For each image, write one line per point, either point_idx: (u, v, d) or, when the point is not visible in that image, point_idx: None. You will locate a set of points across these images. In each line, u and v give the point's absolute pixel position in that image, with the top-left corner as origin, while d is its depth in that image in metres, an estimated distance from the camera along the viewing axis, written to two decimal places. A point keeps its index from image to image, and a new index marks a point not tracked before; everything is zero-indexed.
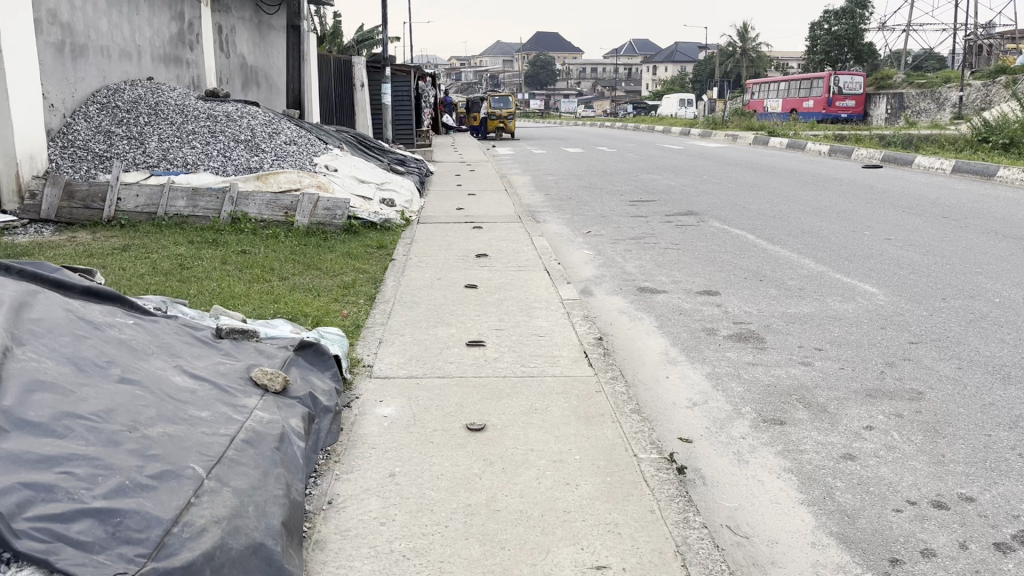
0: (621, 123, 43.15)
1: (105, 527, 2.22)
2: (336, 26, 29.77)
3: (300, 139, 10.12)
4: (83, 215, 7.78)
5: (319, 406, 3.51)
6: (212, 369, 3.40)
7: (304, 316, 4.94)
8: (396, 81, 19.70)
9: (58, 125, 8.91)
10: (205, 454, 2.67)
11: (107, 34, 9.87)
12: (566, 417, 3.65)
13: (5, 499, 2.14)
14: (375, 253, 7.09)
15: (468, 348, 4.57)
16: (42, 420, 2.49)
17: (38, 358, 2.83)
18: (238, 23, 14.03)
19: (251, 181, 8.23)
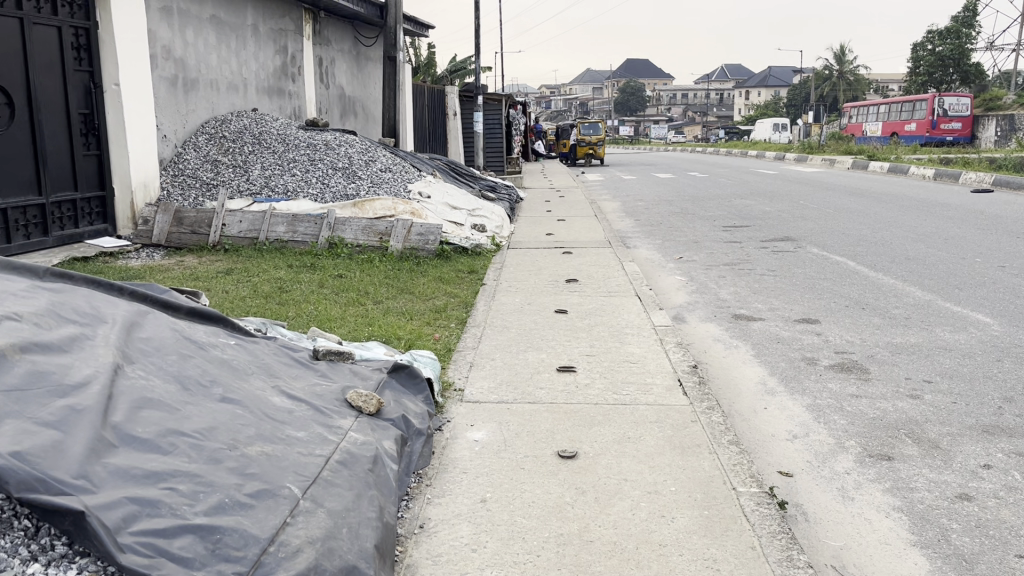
0: (711, 149, 42.56)
1: (204, 543, 2.26)
2: (430, 57, 30.46)
3: (394, 167, 10.33)
4: (190, 240, 8.12)
5: (412, 429, 3.52)
6: (309, 390, 3.45)
7: (397, 339, 4.99)
8: (488, 109, 19.97)
9: (169, 155, 9.36)
10: (301, 475, 2.70)
11: (217, 68, 10.34)
12: (660, 446, 3.56)
13: (111, 513, 2.20)
14: (466, 277, 7.14)
15: (559, 373, 4.53)
16: (149, 436, 2.57)
17: (147, 376, 2.94)
18: (338, 55, 14.51)
19: (348, 207, 8.43)
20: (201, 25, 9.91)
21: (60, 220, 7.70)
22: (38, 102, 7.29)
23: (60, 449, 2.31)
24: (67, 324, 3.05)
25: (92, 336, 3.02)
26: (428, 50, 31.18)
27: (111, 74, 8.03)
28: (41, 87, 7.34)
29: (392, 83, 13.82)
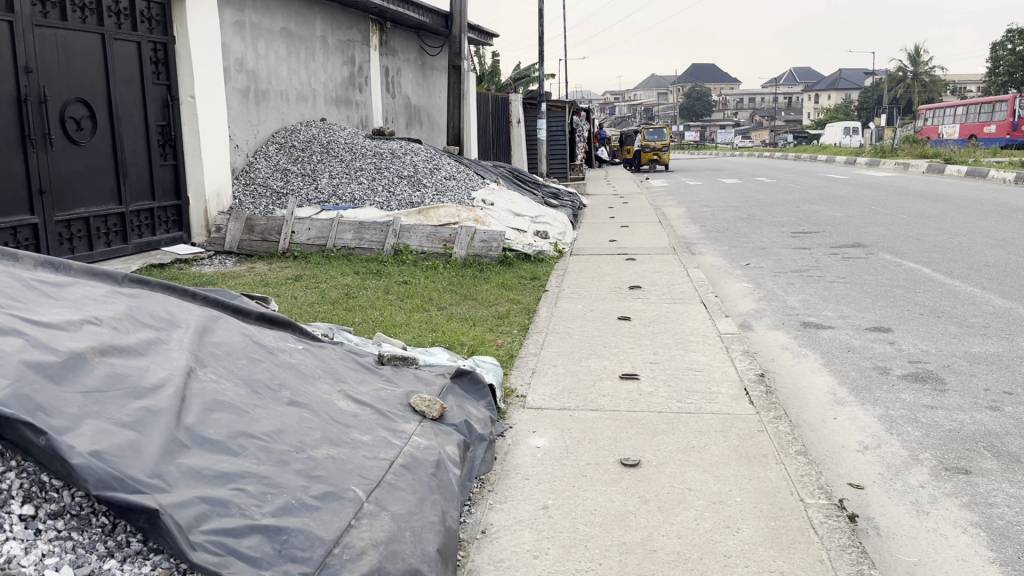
0: (779, 154, 41.78)
1: (272, 544, 2.31)
2: (494, 65, 30.66)
3: (459, 175, 10.43)
4: (260, 247, 8.33)
5: (475, 434, 3.54)
6: (374, 395, 3.50)
7: (460, 345, 5.03)
8: (551, 116, 19.99)
9: (241, 164, 9.62)
10: (365, 478, 2.74)
11: (287, 80, 10.60)
12: (725, 456, 3.50)
13: (184, 512, 2.26)
14: (528, 284, 7.16)
15: (621, 381, 4.50)
16: (219, 438, 2.64)
17: (218, 379, 3.02)
18: (404, 65, 14.73)
19: (412, 215, 8.54)
20: (273, 38, 10.17)
21: (139, 228, 7.99)
22: (118, 115, 7.58)
23: (136, 449, 2.39)
24: (143, 328, 3.16)
25: (167, 340, 3.13)
26: (492, 58, 31.39)
27: (187, 87, 8.30)
28: (122, 100, 7.62)
29: (456, 91, 13.95)
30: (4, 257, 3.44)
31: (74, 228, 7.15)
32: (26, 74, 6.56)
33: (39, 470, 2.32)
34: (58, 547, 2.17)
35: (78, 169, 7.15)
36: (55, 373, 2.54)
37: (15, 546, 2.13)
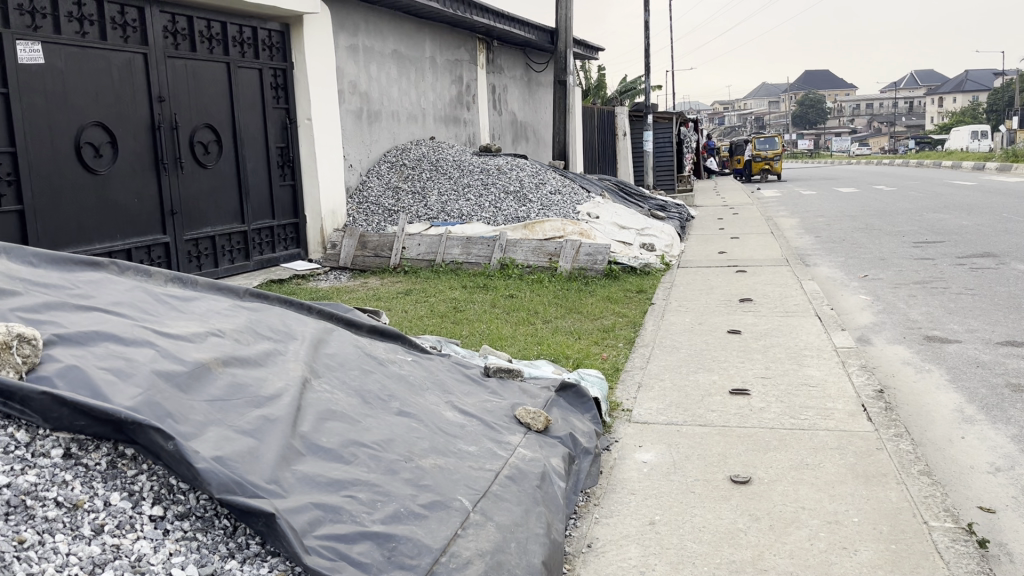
0: (901, 161, 39.95)
1: (381, 550, 2.36)
2: (600, 79, 30.64)
3: (564, 189, 10.47)
4: (373, 263, 8.57)
5: (579, 447, 3.53)
6: (480, 407, 3.55)
7: (565, 358, 5.03)
8: (658, 128, 19.80)
9: (355, 183, 9.95)
10: (472, 488, 2.78)
11: (398, 100, 10.91)
12: (842, 475, 3.36)
13: (299, 517, 2.35)
14: (635, 297, 7.10)
15: (731, 396, 4.39)
16: (332, 446, 2.73)
17: (331, 389, 3.13)
18: (510, 82, 14.92)
19: (518, 229, 8.61)
20: (384, 60, 10.50)
21: (260, 246, 8.37)
22: (241, 139, 7.98)
23: (255, 455, 2.51)
24: (262, 340, 3.31)
25: (284, 351, 3.27)
26: (598, 73, 31.41)
27: (304, 110, 8.67)
28: (245, 125, 8.03)
29: (562, 106, 14.02)
30: (138, 273, 3.68)
31: (201, 246, 7.56)
32: (159, 103, 7.00)
33: (167, 473, 2.44)
34: (184, 547, 2.27)
35: (205, 190, 7.57)
36: (182, 382, 2.70)
37: (145, 544, 2.23)
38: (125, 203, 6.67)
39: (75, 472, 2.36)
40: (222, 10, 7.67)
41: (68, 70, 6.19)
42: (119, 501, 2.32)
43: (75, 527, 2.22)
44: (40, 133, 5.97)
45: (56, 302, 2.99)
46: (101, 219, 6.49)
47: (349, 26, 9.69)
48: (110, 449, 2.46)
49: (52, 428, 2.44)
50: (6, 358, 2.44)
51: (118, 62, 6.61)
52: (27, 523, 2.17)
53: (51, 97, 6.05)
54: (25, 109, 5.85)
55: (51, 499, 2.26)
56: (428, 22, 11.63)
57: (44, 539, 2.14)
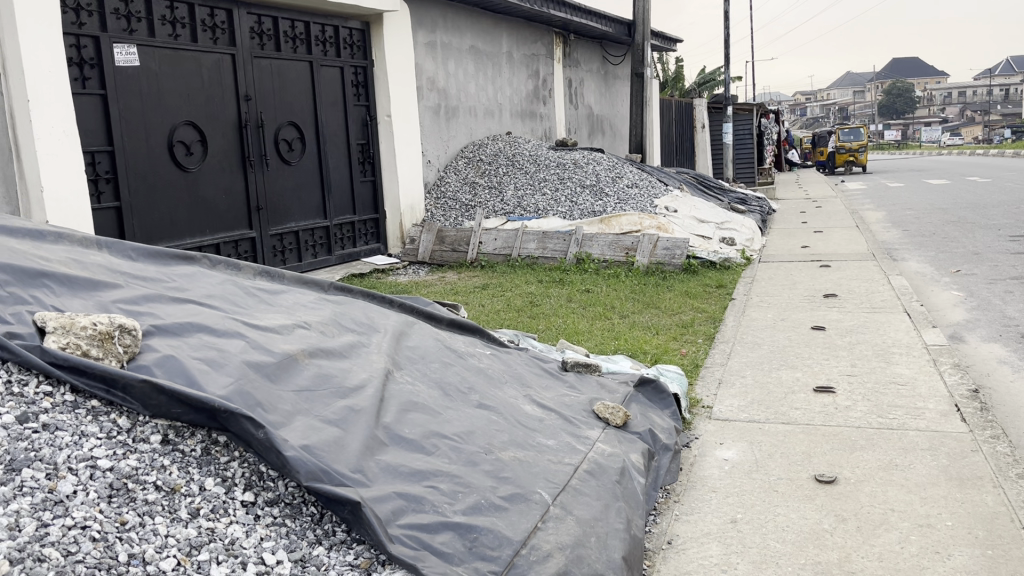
0: (996, 151, 38.18)
1: (463, 541, 2.39)
2: (678, 71, 30.23)
3: (642, 182, 10.38)
4: (450, 257, 8.65)
5: (659, 443, 3.49)
6: (558, 401, 3.55)
7: (643, 354, 4.99)
8: (739, 120, 19.42)
9: (433, 178, 10.07)
10: (551, 482, 2.79)
11: (476, 95, 10.98)
12: (934, 477, 3.24)
13: (384, 506, 2.40)
14: (714, 292, 6.98)
15: (815, 394, 4.28)
16: (415, 437, 2.78)
17: (413, 381, 3.19)
18: (586, 75, 14.85)
19: (595, 224, 8.57)
20: (462, 56, 10.58)
21: (341, 240, 8.55)
22: (324, 136, 8.16)
23: (341, 444, 2.57)
24: (346, 332, 3.39)
25: (368, 343, 3.34)
26: (676, 65, 30.99)
27: (385, 107, 8.81)
28: (327, 122, 8.21)
29: (639, 99, 13.87)
30: (228, 267, 3.82)
31: (285, 241, 7.78)
32: (246, 102, 7.21)
33: (258, 460, 2.53)
34: (274, 532, 2.34)
35: (289, 186, 7.78)
36: (271, 372, 2.79)
37: (238, 529, 2.31)
38: (214, 199, 6.91)
39: (172, 457, 2.45)
40: (306, 9, 7.85)
41: (162, 71, 6.42)
42: (213, 487, 2.41)
43: (172, 510, 2.30)
44: (136, 132, 6.22)
45: (153, 294, 3.12)
46: (192, 215, 6.73)
47: (427, 23, 9.80)
48: (204, 436, 2.55)
49: (151, 415, 2.54)
50: (109, 348, 2.57)
51: (208, 63, 6.83)
52: (129, 505, 2.25)
53: (145, 98, 6.28)
54: (122, 109, 6.08)
55: (151, 483, 2.34)
56: (505, 17, 11.67)
57: (145, 521, 2.22)
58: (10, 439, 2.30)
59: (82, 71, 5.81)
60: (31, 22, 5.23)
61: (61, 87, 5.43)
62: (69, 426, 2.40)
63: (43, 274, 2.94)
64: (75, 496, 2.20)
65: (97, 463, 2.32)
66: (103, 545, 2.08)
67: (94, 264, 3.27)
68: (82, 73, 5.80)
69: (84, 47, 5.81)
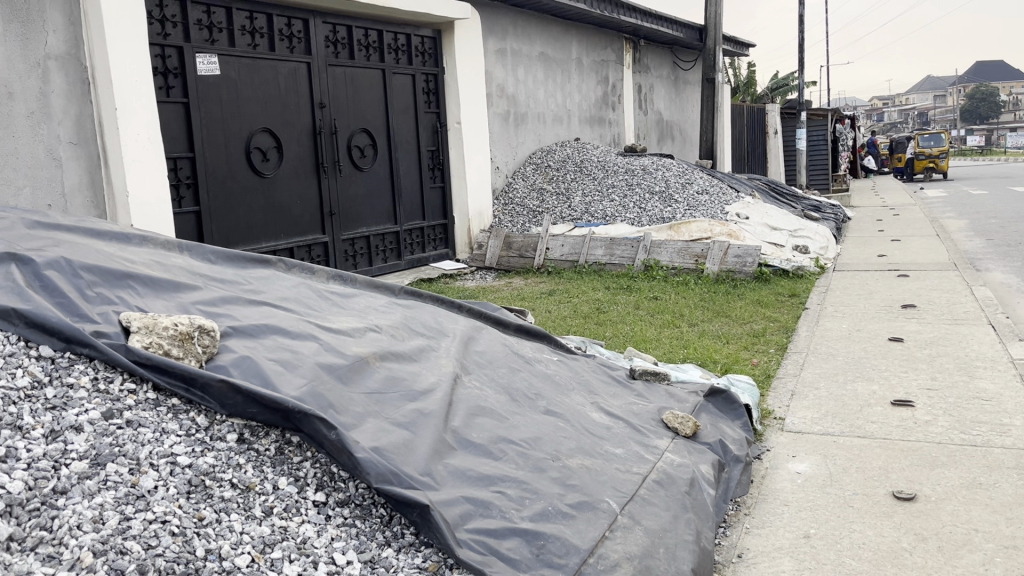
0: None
1: (530, 547, 2.38)
2: (751, 75, 29.75)
3: (712, 188, 10.23)
4: (517, 263, 8.67)
5: (730, 455, 3.43)
6: (627, 409, 3.52)
7: (713, 363, 4.91)
8: (813, 125, 18.99)
9: (501, 185, 10.12)
10: (619, 491, 2.76)
11: (545, 102, 10.99)
12: (1021, 497, 3.10)
13: (451, 510, 2.41)
14: (787, 301, 6.83)
15: (893, 407, 4.15)
16: (482, 442, 2.79)
17: (481, 386, 3.20)
18: (656, 81, 14.73)
19: (664, 230, 8.49)
20: (532, 63, 10.61)
21: (411, 245, 8.65)
22: (396, 143, 8.28)
23: (410, 447, 2.60)
24: (416, 336, 3.43)
25: (437, 348, 3.37)
26: (748, 70, 30.49)
27: (454, 114, 8.89)
28: (398, 128, 8.32)
29: (710, 105, 13.68)
30: (303, 271, 3.91)
31: (357, 246, 7.92)
32: (321, 109, 7.37)
33: (329, 461, 2.56)
34: (345, 533, 2.37)
35: (360, 192, 7.91)
36: (344, 374, 2.83)
37: (310, 528, 2.35)
38: (288, 204, 7.08)
39: (247, 456, 2.51)
40: (379, 18, 7.98)
41: (241, 80, 6.61)
42: (286, 486, 2.45)
43: (247, 508, 2.35)
44: (216, 138, 6.41)
45: (231, 296, 3.21)
46: (268, 219, 6.90)
47: (498, 30, 9.86)
48: (278, 436, 2.60)
49: (227, 414, 2.61)
50: (189, 348, 2.66)
51: (285, 71, 7.01)
52: (207, 501, 2.31)
53: (225, 106, 6.47)
54: (203, 117, 6.28)
55: (227, 481, 2.40)
56: (575, 24, 11.66)
57: (221, 517, 2.27)
58: (96, 434, 2.37)
59: (166, 80, 6.02)
60: (119, 32, 5.44)
61: (146, 94, 5.62)
62: (151, 423, 2.48)
63: (127, 276, 3.04)
64: (156, 491, 2.27)
65: (177, 459, 2.39)
66: (181, 539, 2.14)
67: (175, 266, 3.38)
68: (167, 82, 6.01)
69: (168, 57, 6.02)
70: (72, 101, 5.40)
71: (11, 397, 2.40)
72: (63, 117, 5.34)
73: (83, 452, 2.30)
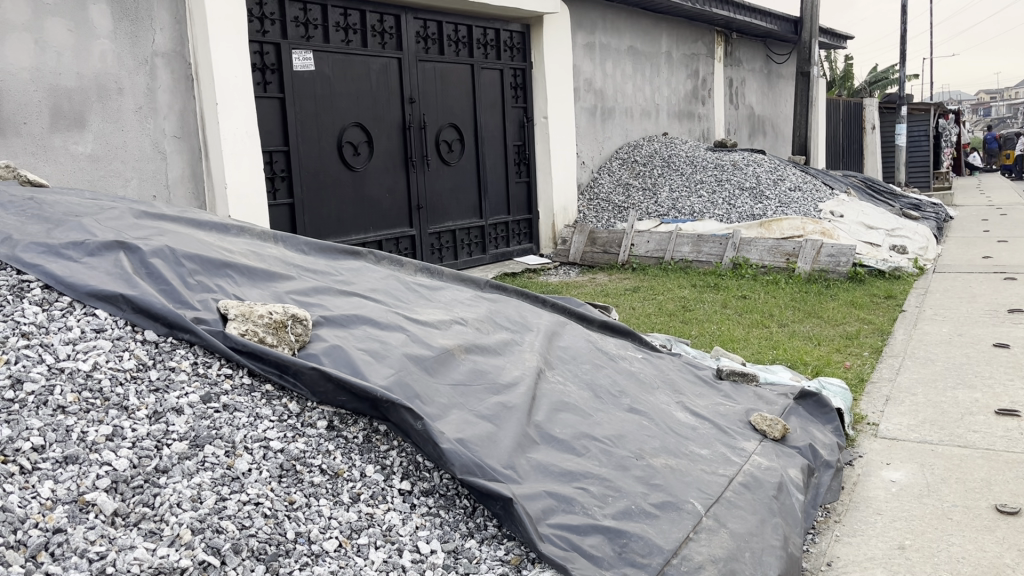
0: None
1: (613, 545, 2.36)
2: (848, 69, 28.77)
3: (805, 185, 9.95)
4: (601, 259, 8.61)
5: (820, 459, 3.33)
6: (713, 410, 3.46)
7: (804, 365, 4.77)
8: (914, 120, 18.24)
9: (587, 180, 10.07)
10: (704, 492, 2.71)
11: (633, 96, 10.88)
12: None
13: (534, 503, 2.41)
14: (883, 303, 6.58)
15: (997, 417, 3.94)
16: (566, 437, 2.78)
17: (564, 381, 3.20)
18: (748, 75, 14.38)
19: (754, 228, 8.29)
20: (621, 57, 10.52)
21: (495, 240, 8.70)
22: (483, 137, 8.34)
23: (494, 439, 2.62)
24: (501, 330, 3.45)
25: (521, 342, 3.38)
26: (845, 63, 29.51)
27: (542, 108, 8.88)
28: (486, 123, 8.37)
29: (804, 99, 13.29)
30: (391, 263, 3.98)
31: (443, 240, 8.01)
32: (410, 104, 7.47)
33: (415, 451, 2.60)
34: (429, 522, 2.40)
35: (447, 186, 8.00)
36: (430, 366, 2.87)
37: (395, 516, 2.38)
38: (377, 197, 7.21)
39: (336, 443, 2.56)
40: (470, 14, 8.04)
41: (335, 76, 6.76)
42: (373, 474, 2.50)
43: (335, 493, 2.41)
44: (310, 132, 6.58)
45: (323, 287, 3.29)
46: (358, 212, 7.05)
47: (587, 24, 9.81)
48: (366, 425, 2.66)
49: (318, 402, 2.67)
50: (283, 336, 2.74)
51: (377, 67, 7.14)
52: (297, 486, 2.38)
53: (319, 101, 6.63)
54: (298, 111, 6.46)
55: (317, 466, 2.46)
56: (666, 17, 11.50)
57: (311, 502, 2.33)
58: (195, 416, 2.47)
59: (264, 75, 6.21)
60: (221, 30, 5.64)
61: (245, 89, 5.80)
62: (246, 407, 2.56)
63: (226, 265, 3.16)
64: (250, 474, 2.34)
65: (269, 444, 2.46)
66: (273, 521, 2.21)
67: (270, 257, 3.48)
68: (264, 78, 6.20)
69: (266, 54, 6.21)
70: (176, 96, 5.62)
71: (118, 377, 2.52)
72: (168, 112, 5.57)
73: (183, 433, 2.39)
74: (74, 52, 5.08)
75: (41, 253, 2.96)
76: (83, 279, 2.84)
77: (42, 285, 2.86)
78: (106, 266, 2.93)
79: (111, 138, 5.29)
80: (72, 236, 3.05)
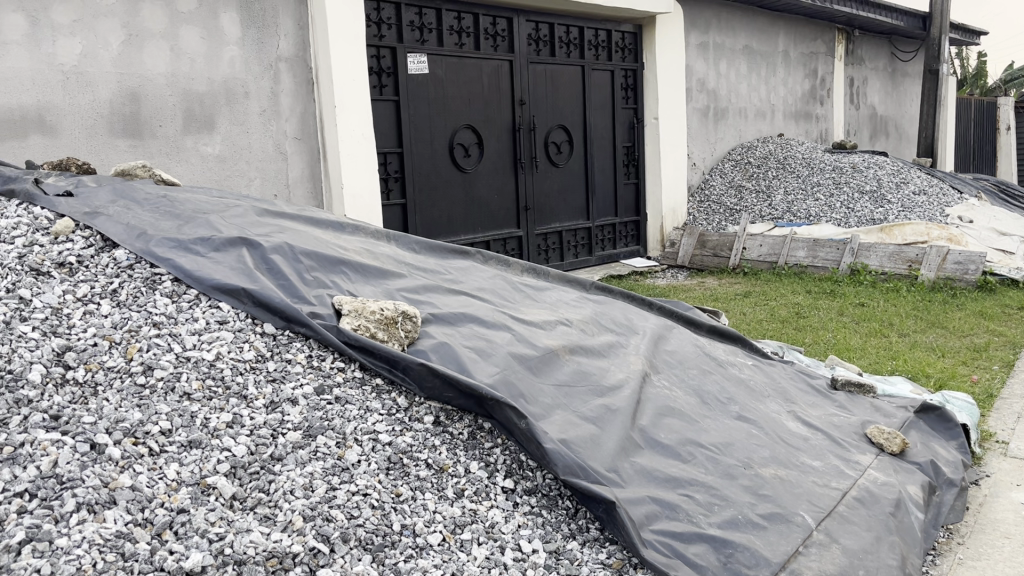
0: None
1: (718, 555, 2.32)
2: (981, 67, 27.15)
3: (931, 188, 9.46)
4: (711, 262, 8.44)
5: (943, 477, 3.15)
6: (826, 420, 3.34)
7: (926, 377, 4.55)
8: None
9: (697, 181, 9.89)
10: (816, 505, 2.62)
11: (747, 97, 10.61)
12: None
13: (637, 509, 2.39)
14: (1015, 314, 6.19)
15: None
16: (671, 443, 2.74)
17: (670, 386, 3.15)
18: (871, 74, 13.79)
19: (874, 233, 7.95)
20: (735, 56, 10.28)
21: (602, 242, 8.66)
22: (592, 138, 8.31)
23: (598, 441, 2.61)
24: (606, 332, 3.43)
25: (626, 344, 3.35)
26: (978, 61, 27.86)
27: (652, 109, 8.77)
28: (595, 124, 8.34)
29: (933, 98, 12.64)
30: (499, 263, 4.02)
31: (549, 241, 8.03)
32: (520, 106, 7.52)
33: (518, 450, 2.62)
34: (531, 521, 2.42)
35: (555, 188, 8.01)
36: (535, 366, 2.89)
37: (497, 513, 2.41)
38: (485, 197, 7.30)
39: (442, 438, 2.60)
40: (581, 15, 8.03)
41: (447, 78, 6.88)
42: (477, 470, 2.53)
43: (440, 488, 2.45)
44: (422, 134, 6.72)
45: (431, 286, 3.35)
46: (467, 212, 7.15)
47: (700, 23, 9.64)
48: (471, 422, 2.69)
49: (425, 397, 2.72)
50: (393, 332, 2.81)
51: (488, 69, 7.22)
52: (403, 479, 2.43)
53: (432, 104, 6.77)
54: (411, 114, 6.60)
55: (423, 460, 2.51)
56: (784, 15, 11.16)
57: (416, 496, 2.38)
58: (309, 407, 2.56)
59: (380, 79, 6.38)
60: (341, 35, 5.83)
61: (362, 93, 5.98)
62: (356, 401, 2.64)
63: (341, 263, 3.26)
64: (359, 465, 2.42)
65: (378, 436, 2.53)
66: (379, 513, 2.27)
67: (382, 254, 3.57)
68: (380, 81, 6.37)
69: (382, 58, 6.38)
70: (298, 100, 5.86)
71: (239, 368, 2.64)
72: (289, 115, 5.80)
73: (297, 423, 2.48)
74: (206, 58, 5.36)
75: (171, 247, 3.13)
76: (209, 273, 2.99)
77: (172, 278, 3.02)
78: (230, 262, 3.08)
79: (237, 140, 5.56)
80: (199, 232, 3.21)
